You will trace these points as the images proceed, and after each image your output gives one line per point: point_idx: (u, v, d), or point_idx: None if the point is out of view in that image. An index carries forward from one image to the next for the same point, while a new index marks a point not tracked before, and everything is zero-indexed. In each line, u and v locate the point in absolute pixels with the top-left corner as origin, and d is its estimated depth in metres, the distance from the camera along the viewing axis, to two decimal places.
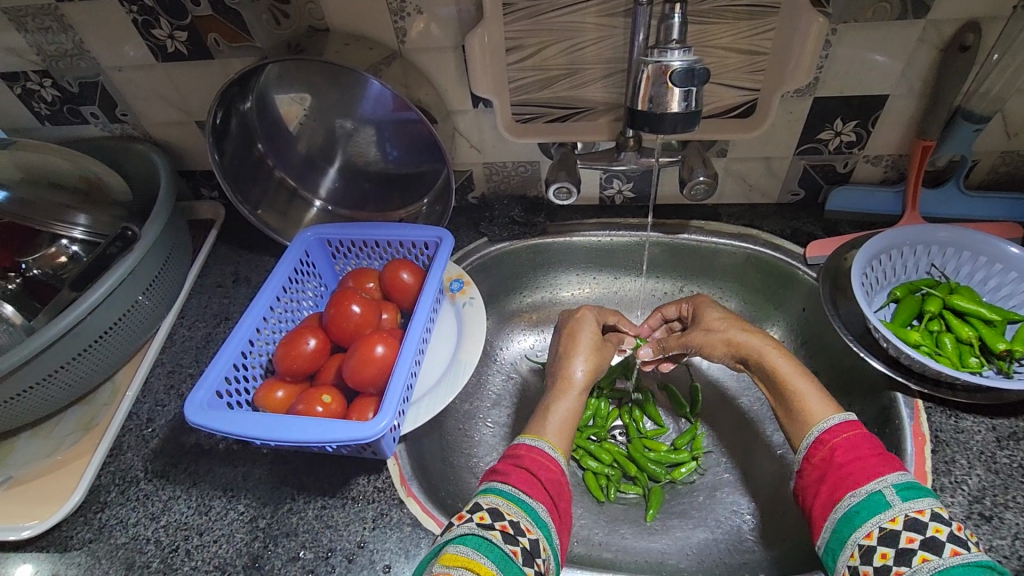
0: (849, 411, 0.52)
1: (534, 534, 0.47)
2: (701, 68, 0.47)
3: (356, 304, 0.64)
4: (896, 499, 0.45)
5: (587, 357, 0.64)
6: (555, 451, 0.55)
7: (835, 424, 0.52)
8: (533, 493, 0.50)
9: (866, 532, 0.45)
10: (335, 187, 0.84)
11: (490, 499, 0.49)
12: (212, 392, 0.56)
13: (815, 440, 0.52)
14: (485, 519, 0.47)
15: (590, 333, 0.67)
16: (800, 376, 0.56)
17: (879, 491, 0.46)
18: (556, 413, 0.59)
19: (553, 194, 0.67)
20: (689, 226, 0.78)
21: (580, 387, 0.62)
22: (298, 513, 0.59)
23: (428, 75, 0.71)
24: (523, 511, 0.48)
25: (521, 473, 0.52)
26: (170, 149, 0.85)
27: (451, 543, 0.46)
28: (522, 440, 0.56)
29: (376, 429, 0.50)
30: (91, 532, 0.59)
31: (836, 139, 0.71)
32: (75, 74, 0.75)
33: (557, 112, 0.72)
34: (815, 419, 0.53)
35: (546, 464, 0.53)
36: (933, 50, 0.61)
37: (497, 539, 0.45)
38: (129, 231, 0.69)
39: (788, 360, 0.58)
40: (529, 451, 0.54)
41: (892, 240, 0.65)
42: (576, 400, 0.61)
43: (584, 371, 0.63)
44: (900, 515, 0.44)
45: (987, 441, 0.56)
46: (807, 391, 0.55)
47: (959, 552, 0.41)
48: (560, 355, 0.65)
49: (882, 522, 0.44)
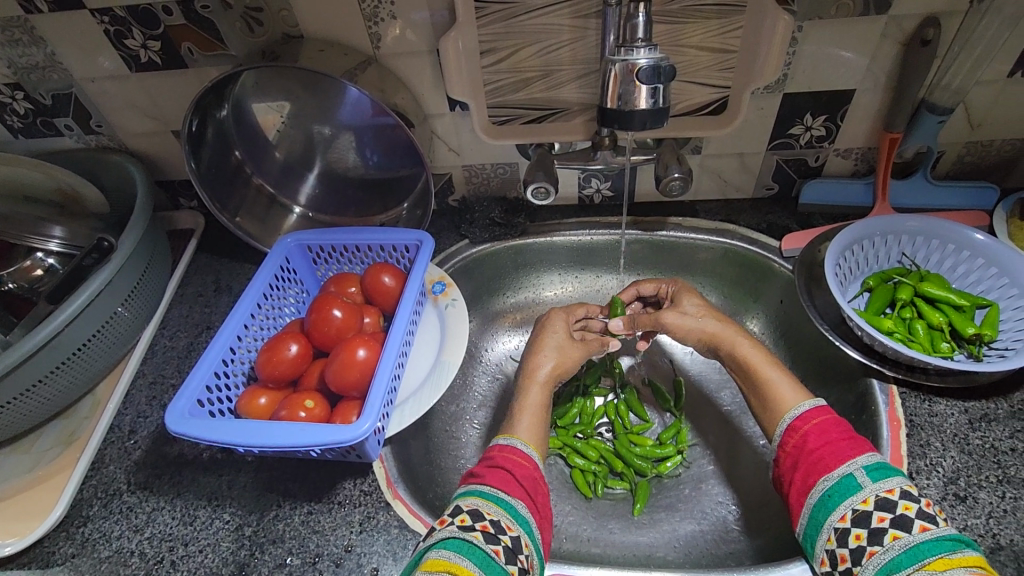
0: (818, 397, 0.54)
1: (514, 531, 0.48)
2: (667, 66, 0.48)
3: (337, 309, 0.64)
4: (866, 480, 0.46)
5: (553, 353, 0.64)
6: (527, 448, 0.56)
7: (806, 410, 0.53)
8: (511, 491, 0.51)
9: (840, 515, 0.46)
10: (314, 193, 0.83)
11: (470, 500, 0.50)
12: (194, 400, 0.55)
13: (787, 427, 0.53)
14: (465, 521, 0.48)
15: (558, 335, 0.66)
16: (769, 364, 0.59)
17: (850, 474, 0.47)
18: (524, 408, 0.60)
19: (531, 194, 0.68)
20: (667, 223, 0.79)
21: (542, 382, 0.62)
22: (284, 520, 0.58)
23: (405, 79, 0.71)
24: (502, 510, 0.49)
25: (496, 473, 0.53)
26: (147, 159, 0.84)
27: (432, 548, 0.46)
28: (496, 441, 0.57)
29: (359, 431, 0.51)
30: (74, 547, 0.59)
31: (807, 134, 0.72)
32: (47, 86, 0.75)
33: (533, 113, 0.73)
34: (787, 406, 0.55)
35: (520, 462, 0.54)
36: (896, 45, 0.63)
37: (477, 539, 0.46)
38: (104, 241, 0.68)
39: (755, 349, 0.60)
40: (501, 450, 0.55)
41: (863, 230, 0.67)
42: (539, 394, 0.61)
43: (548, 369, 0.63)
44: (871, 496, 0.45)
45: (960, 424, 0.57)
46: (778, 379, 0.57)
47: (928, 527, 0.42)
48: (527, 353, 0.66)
49: (854, 504, 0.46)
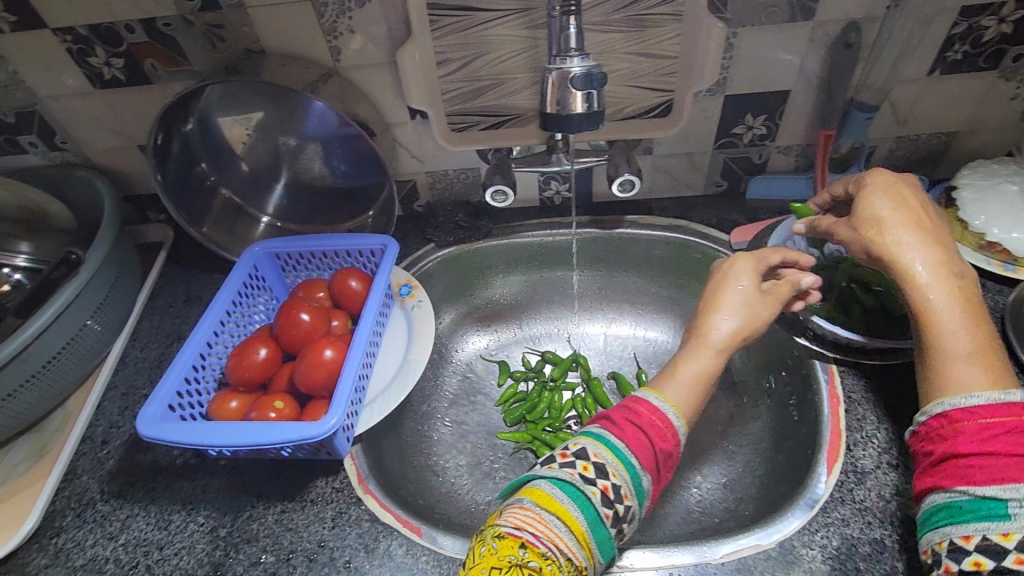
0: (1023, 391, 0.40)
1: (630, 501, 0.45)
2: (598, 73, 0.52)
3: (305, 313, 0.66)
4: (1022, 512, 0.36)
5: (733, 311, 0.54)
6: (678, 420, 0.49)
7: (986, 403, 0.40)
8: (643, 456, 0.46)
9: (965, 534, 0.38)
10: (282, 203, 0.85)
11: (600, 450, 0.46)
12: (165, 405, 0.57)
13: (940, 412, 0.42)
14: (588, 471, 0.45)
15: (747, 285, 0.55)
16: (953, 312, 0.44)
17: (1004, 499, 0.37)
18: (680, 370, 0.52)
19: (490, 196, 0.71)
20: (624, 221, 0.83)
21: (717, 348, 0.53)
22: (258, 520, 0.60)
23: (365, 90, 0.74)
24: (628, 476, 0.45)
25: (635, 432, 0.47)
26: (113, 174, 0.85)
27: (544, 481, 0.45)
28: (636, 393, 0.51)
29: (326, 426, 0.53)
30: (48, 557, 0.59)
31: (750, 132, 0.76)
32: (11, 105, 0.76)
33: (490, 120, 0.76)
34: (961, 387, 0.42)
35: (663, 431, 0.48)
36: (824, 49, 0.68)
37: (595, 498, 0.44)
38: (72, 254, 0.69)
39: (934, 273, 0.45)
40: (650, 410, 0.48)
41: (801, 221, 0.73)
42: (711, 360, 0.52)
43: (728, 332, 0.53)
44: (1017, 533, 0.36)
45: (893, 397, 0.62)
46: (955, 331, 0.44)
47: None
48: (703, 306, 0.56)
49: (989, 531, 0.37)
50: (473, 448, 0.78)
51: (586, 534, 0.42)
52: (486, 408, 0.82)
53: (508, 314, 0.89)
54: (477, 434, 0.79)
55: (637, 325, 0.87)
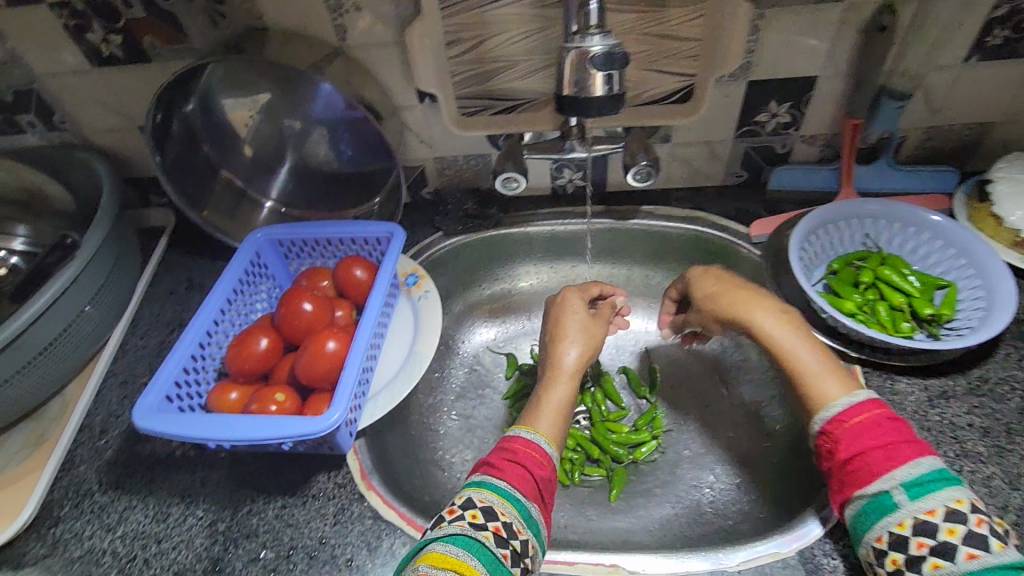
0: (870, 391, 0.50)
1: (524, 535, 0.50)
2: (620, 52, 0.49)
3: (308, 302, 0.64)
4: (903, 499, 0.44)
5: (579, 343, 0.66)
6: (548, 446, 0.57)
7: (842, 411, 0.49)
8: (526, 491, 0.52)
9: (876, 535, 0.44)
10: (286, 188, 0.83)
11: (485, 496, 0.51)
12: (162, 396, 0.55)
13: (821, 429, 0.50)
14: (477, 518, 0.49)
15: (579, 317, 0.68)
16: (807, 346, 0.55)
17: (887, 492, 0.44)
18: (548, 403, 0.61)
19: (501, 184, 0.68)
20: (639, 211, 0.80)
21: (570, 372, 0.64)
22: (258, 514, 0.58)
23: (371, 70, 0.71)
24: (515, 511, 0.50)
25: (516, 470, 0.53)
26: (114, 156, 0.83)
27: (439, 541, 0.47)
28: (514, 430, 0.58)
29: (329, 422, 0.51)
30: (45, 548, 0.58)
31: (773, 121, 0.73)
32: (8, 82, 0.73)
33: (502, 104, 0.73)
34: (832, 397, 0.50)
35: (539, 459, 0.55)
36: (855, 32, 0.64)
37: (489, 541, 0.47)
38: (68, 238, 0.68)
39: (782, 325, 0.56)
40: (523, 444, 0.56)
41: (828, 214, 0.68)
42: (565, 386, 0.63)
43: (576, 358, 0.65)
44: (908, 519, 0.43)
45: (920, 401, 0.59)
46: (806, 357, 0.54)
47: (975, 556, 0.40)
48: (552, 335, 0.67)
49: (889, 526, 0.44)
50: (479, 442, 0.75)
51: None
52: (493, 401, 0.79)
53: (517, 305, 0.86)
54: (483, 428, 0.77)
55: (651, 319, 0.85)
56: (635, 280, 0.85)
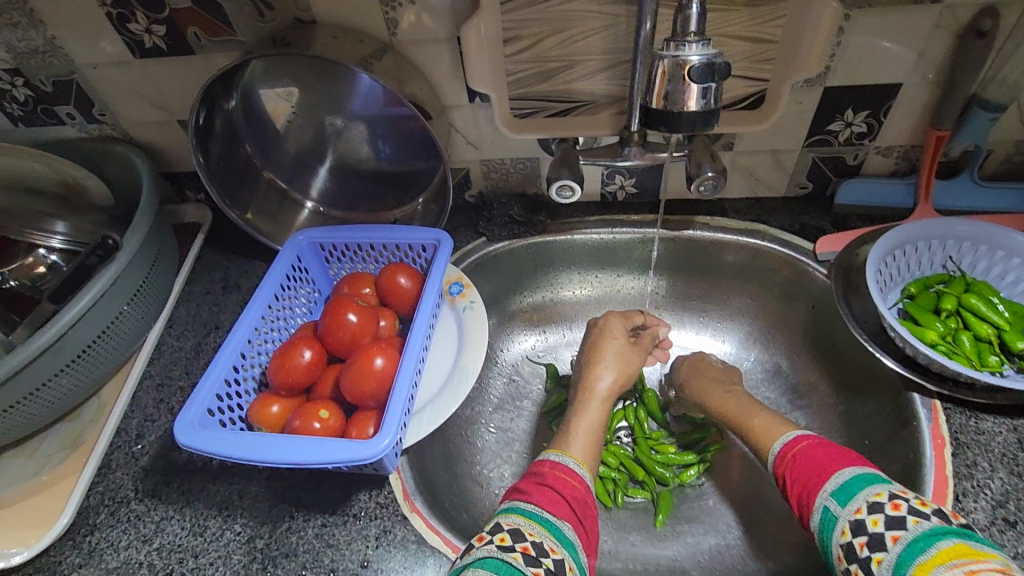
0: (798, 429, 0.55)
1: (558, 554, 0.46)
2: (721, 63, 0.45)
3: (352, 313, 0.61)
4: (838, 508, 0.45)
5: (612, 367, 0.65)
6: (580, 468, 0.55)
7: (782, 446, 0.54)
8: (556, 511, 0.49)
9: (836, 555, 0.44)
10: (326, 187, 0.80)
11: (511, 518, 0.48)
12: (204, 410, 0.53)
13: (773, 470, 0.54)
14: (505, 540, 0.46)
15: (618, 342, 0.67)
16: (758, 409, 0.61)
17: (824, 506, 0.46)
18: (580, 425, 0.60)
19: (555, 193, 0.64)
20: (694, 222, 0.76)
21: (602, 397, 0.63)
22: (297, 532, 0.56)
23: (422, 67, 0.68)
24: (545, 531, 0.47)
25: (544, 492, 0.51)
26: (151, 149, 0.81)
27: (469, 566, 0.43)
28: (546, 457, 0.56)
29: (379, 447, 0.48)
30: (80, 557, 0.57)
31: (847, 130, 0.68)
32: (48, 73, 0.71)
33: (557, 105, 0.69)
34: (772, 438, 0.56)
35: (570, 480, 0.53)
36: (949, 36, 0.59)
37: (518, 562, 0.44)
38: (110, 239, 0.65)
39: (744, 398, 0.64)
40: (552, 467, 0.54)
41: (909, 233, 0.63)
42: (598, 408, 0.62)
43: (608, 385, 0.64)
44: (846, 525, 0.43)
45: (1008, 443, 0.54)
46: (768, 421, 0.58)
47: (899, 537, 0.40)
48: (588, 360, 0.67)
49: (838, 538, 0.44)
50: (519, 458, 0.73)
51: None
52: (533, 415, 0.77)
53: (559, 315, 0.83)
54: (523, 444, 0.74)
55: (701, 331, 0.81)
56: (685, 293, 0.81)
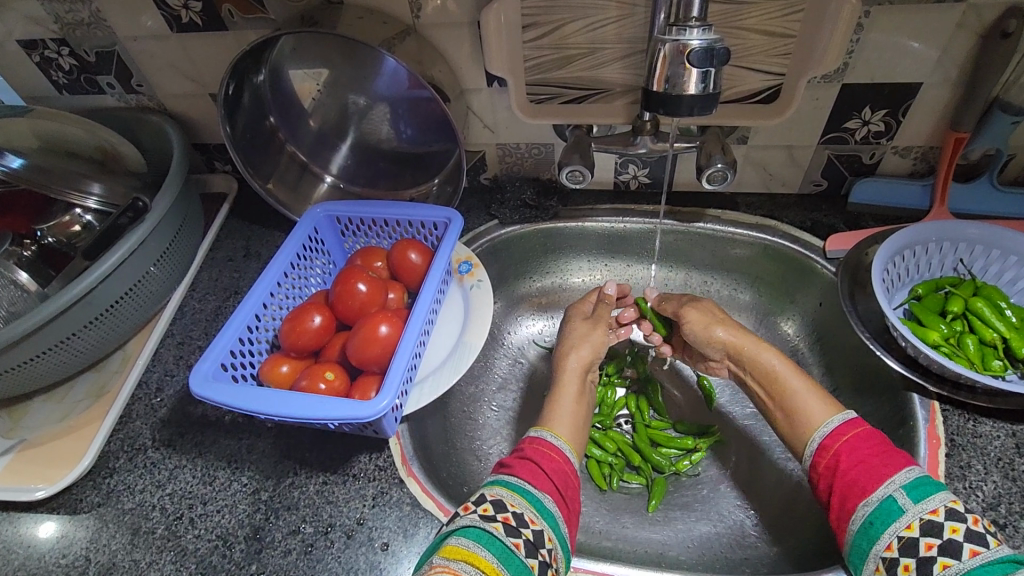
0: (848, 411, 0.53)
1: (538, 526, 0.48)
2: (721, 49, 0.46)
3: (362, 283, 0.64)
4: (907, 502, 0.44)
5: (582, 349, 0.65)
6: (559, 441, 0.56)
7: (836, 427, 0.52)
8: (538, 484, 0.51)
9: (886, 544, 0.44)
10: (347, 164, 0.83)
11: (495, 490, 0.50)
12: (217, 364, 0.56)
13: (818, 446, 0.52)
14: (488, 511, 0.48)
15: (575, 322, 0.69)
16: (794, 375, 0.57)
17: (890, 496, 0.45)
18: (561, 403, 0.61)
19: (565, 177, 0.66)
20: (705, 215, 0.76)
21: (574, 370, 0.64)
22: (299, 487, 0.59)
23: (443, 51, 0.69)
24: (526, 502, 0.49)
25: (525, 465, 0.53)
26: (184, 121, 0.85)
27: (452, 535, 0.46)
28: (528, 434, 0.58)
29: (378, 407, 0.50)
30: (99, 496, 0.60)
31: (864, 128, 0.68)
32: (92, 44, 0.75)
33: (573, 93, 0.70)
34: (816, 422, 0.53)
35: (548, 453, 0.54)
36: (972, 37, 0.58)
37: (498, 531, 0.46)
38: (140, 201, 0.70)
39: (782, 361, 0.59)
40: (530, 442, 0.56)
41: (916, 235, 0.63)
42: (572, 383, 0.63)
43: (578, 358, 0.65)
44: (915, 521, 0.43)
45: (1005, 447, 0.54)
46: (804, 392, 0.56)
47: (978, 553, 0.40)
48: (560, 341, 0.68)
49: (898, 530, 0.44)
50: (517, 436, 0.74)
51: (496, 568, 0.43)
52: (535, 395, 0.78)
53: (565, 300, 0.84)
54: (524, 423, 0.75)
55: None
56: (693, 285, 0.82)
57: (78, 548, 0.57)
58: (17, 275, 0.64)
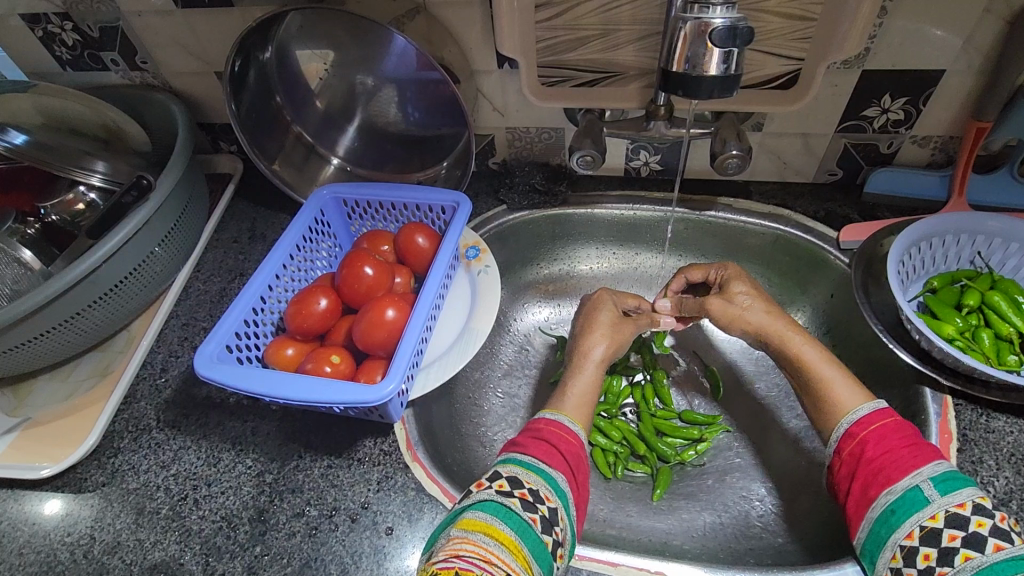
0: (879, 400, 0.51)
1: (553, 503, 0.47)
2: (744, 28, 0.45)
3: (369, 267, 0.63)
4: (933, 494, 0.43)
5: (607, 335, 0.63)
6: (574, 425, 0.55)
7: (865, 415, 0.50)
8: (553, 463, 0.50)
9: (906, 532, 0.43)
10: (354, 146, 0.82)
11: (510, 467, 0.50)
12: (222, 345, 0.56)
13: (845, 432, 0.51)
14: (504, 486, 0.47)
15: (609, 314, 0.66)
16: (826, 363, 0.55)
17: (915, 487, 0.44)
18: (575, 387, 0.59)
19: (576, 162, 0.65)
20: (717, 203, 0.75)
21: (597, 361, 0.62)
22: (304, 471, 0.59)
23: (454, 31, 0.68)
24: (542, 480, 0.48)
25: (540, 444, 0.52)
26: (189, 99, 0.84)
27: (468, 509, 0.46)
28: (540, 415, 0.57)
29: (383, 392, 0.50)
30: (104, 476, 0.60)
31: (883, 116, 0.67)
32: (95, 18, 0.74)
33: (587, 75, 0.69)
34: (844, 409, 0.52)
35: (565, 436, 0.54)
36: (999, 22, 0.57)
37: (515, 505, 0.46)
38: (144, 179, 0.67)
39: (812, 347, 0.57)
40: (546, 424, 0.55)
41: (935, 226, 0.62)
42: (594, 376, 0.61)
43: (603, 350, 0.63)
44: (940, 512, 0.42)
45: (1018, 443, 0.53)
46: (835, 378, 0.54)
47: (1002, 547, 0.40)
48: (580, 331, 0.65)
49: (920, 520, 0.43)
50: (523, 424, 0.73)
51: (516, 543, 0.43)
52: (541, 383, 0.77)
53: (573, 288, 0.83)
54: (530, 410, 0.74)
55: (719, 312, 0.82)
56: None
57: (83, 527, 0.57)
58: (20, 253, 0.64)
